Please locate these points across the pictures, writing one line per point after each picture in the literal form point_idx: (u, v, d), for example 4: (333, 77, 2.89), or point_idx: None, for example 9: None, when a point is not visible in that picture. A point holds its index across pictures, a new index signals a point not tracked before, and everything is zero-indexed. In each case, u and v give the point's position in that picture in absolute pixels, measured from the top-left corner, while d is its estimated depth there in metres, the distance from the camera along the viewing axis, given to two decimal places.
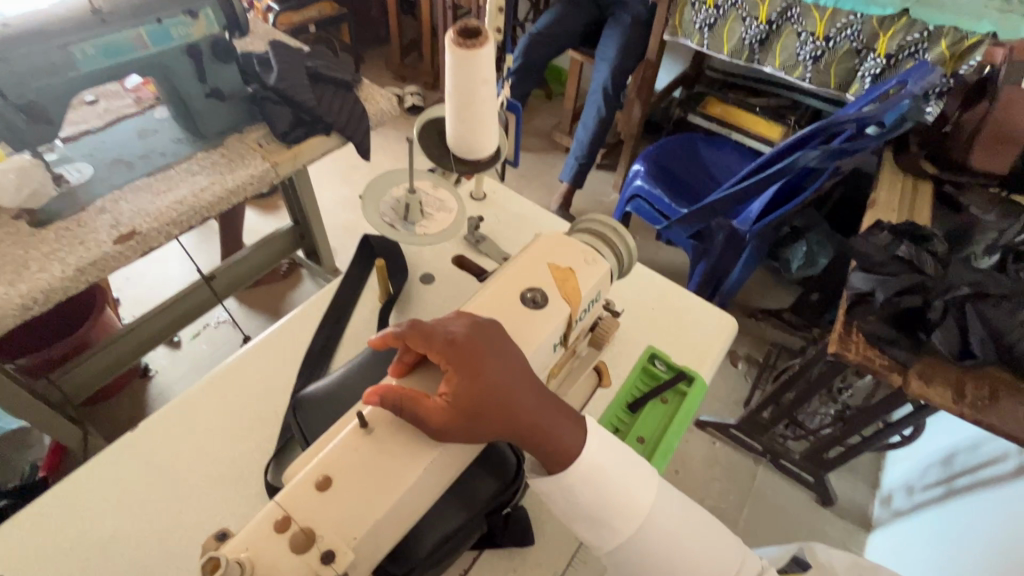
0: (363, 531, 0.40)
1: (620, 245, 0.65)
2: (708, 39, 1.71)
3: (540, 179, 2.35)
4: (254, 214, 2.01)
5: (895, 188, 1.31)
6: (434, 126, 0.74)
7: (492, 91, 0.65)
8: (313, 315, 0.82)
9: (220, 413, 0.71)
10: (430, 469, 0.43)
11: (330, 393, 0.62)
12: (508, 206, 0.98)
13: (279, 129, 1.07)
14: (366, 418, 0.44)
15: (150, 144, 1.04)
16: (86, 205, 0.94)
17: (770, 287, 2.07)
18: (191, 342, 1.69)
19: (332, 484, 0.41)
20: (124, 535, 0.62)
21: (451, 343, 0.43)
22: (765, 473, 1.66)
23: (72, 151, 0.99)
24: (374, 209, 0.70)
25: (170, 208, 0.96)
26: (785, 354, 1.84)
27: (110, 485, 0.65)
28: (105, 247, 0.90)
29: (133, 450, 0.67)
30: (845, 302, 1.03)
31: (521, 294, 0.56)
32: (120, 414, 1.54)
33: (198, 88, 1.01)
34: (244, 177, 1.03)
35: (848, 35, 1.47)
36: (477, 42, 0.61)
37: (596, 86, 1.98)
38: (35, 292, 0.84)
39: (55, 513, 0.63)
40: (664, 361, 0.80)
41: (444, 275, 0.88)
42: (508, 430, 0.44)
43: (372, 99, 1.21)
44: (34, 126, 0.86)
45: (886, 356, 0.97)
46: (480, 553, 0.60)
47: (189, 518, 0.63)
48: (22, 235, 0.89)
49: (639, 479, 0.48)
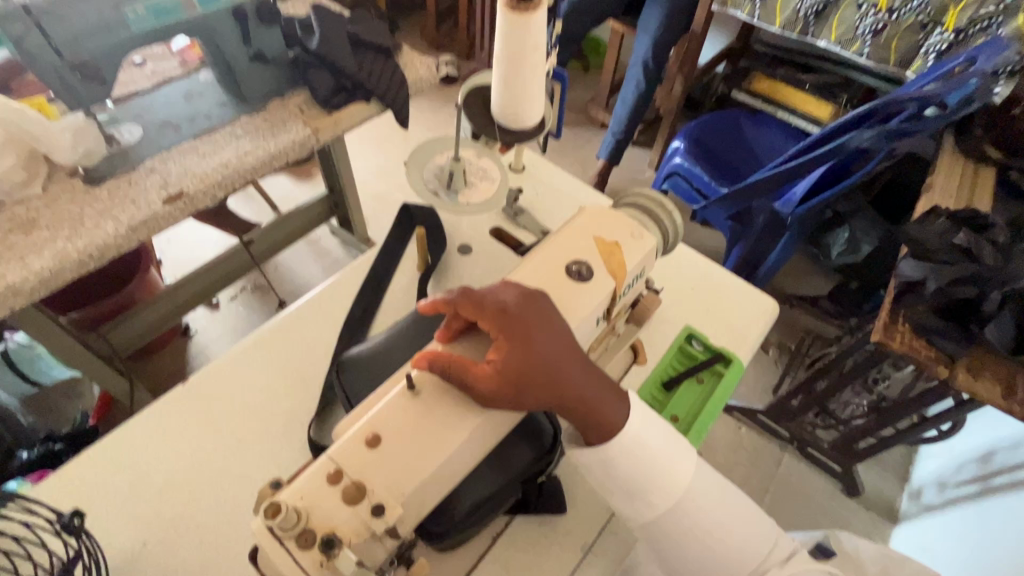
0: (411, 488, 0.41)
1: (666, 221, 0.64)
2: (759, 10, 1.63)
3: (574, 154, 2.31)
4: (289, 181, 2.03)
5: (954, 174, 1.24)
6: (479, 93, 0.73)
7: (541, 58, 0.64)
8: (353, 281, 0.83)
9: (264, 372, 0.74)
10: (474, 434, 0.43)
11: (371, 356, 0.63)
12: (547, 180, 0.96)
13: (320, 95, 1.07)
14: (413, 380, 0.44)
15: (196, 106, 1.05)
16: (137, 165, 0.96)
17: (807, 273, 2.01)
18: (229, 304, 1.75)
19: (381, 442, 0.42)
20: (176, 481, 0.65)
21: (503, 311, 0.43)
22: (791, 460, 1.64)
23: (121, 112, 1.01)
24: (419, 178, 0.71)
25: (215, 169, 0.98)
26: (819, 342, 1.80)
27: (163, 435, 0.68)
28: (155, 207, 0.92)
29: (182, 403, 0.70)
30: (893, 290, 0.99)
31: (566, 266, 0.56)
32: (162, 370, 1.61)
33: (242, 49, 1.01)
34: (286, 142, 1.04)
35: (915, 7, 1.39)
36: (530, 5, 0.59)
37: (637, 58, 1.91)
38: (91, 248, 0.87)
39: (114, 457, 0.66)
40: (702, 342, 0.80)
41: (481, 246, 0.88)
42: (554, 400, 0.44)
43: (411, 67, 1.20)
44: (88, 86, 0.88)
45: (933, 348, 0.94)
46: (513, 518, 0.61)
47: (237, 470, 0.66)
48: (78, 193, 0.92)
49: (679, 456, 0.48)
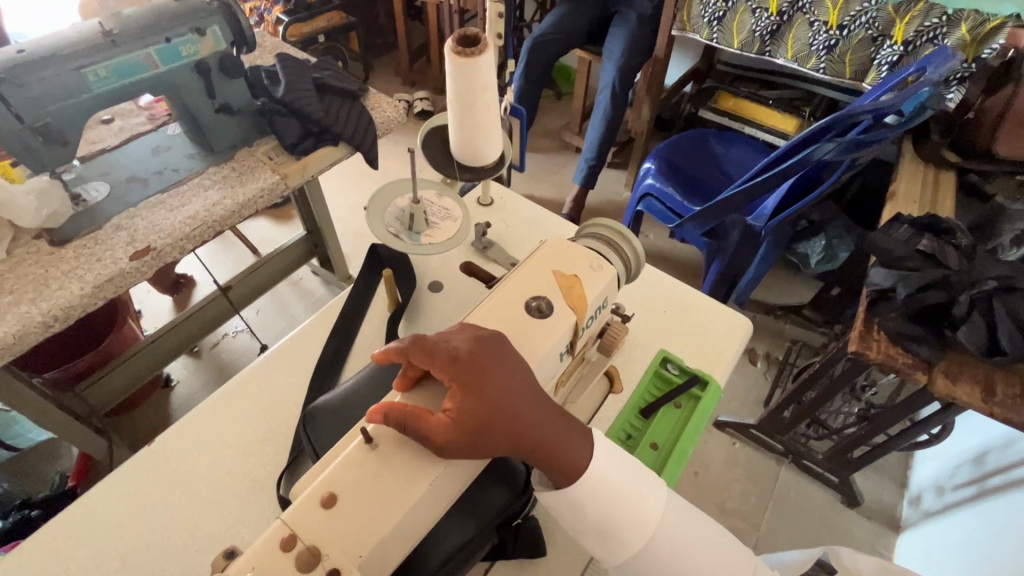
0: (368, 548, 0.39)
1: (626, 249, 0.64)
2: (717, 33, 1.68)
3: (551, 180, 2.34)
4: (269, 224, 2.04)
5: (916, 179, 1.27)
6: (438, 134, 0.75)
7: (493, 98, 0.65)
8: (324, 325, 0.83)
9: (234, 426, 0.72)
10: (433, 486, 0.42)
11: (338, 405, 0.62)
12: (516, 211, 0.98)
13: (288, 141, 1.08)
14: (370, 433, 0.44)
15: (164, 160, 1.06)
16: (103, 222, 0.96)
17: (787, 283, 2.03)
18: (210, 352, 1.73)
19: (337, 502, 0.41)
20: (142, 549, 0.63)
21: (455, 358, 0.43)
22: (788, 473, 1.62)
23: (87, 171, 1.01)
24: (379, 220, 0.70)
25: (183, 223, 0.98)
26: (806, 351, 1.80)
27: (127, 500, 0.66)
28: (122, 263, 0.91)
29: (149, 465, 0.68)
30: (865, 299, 1.01)
31: (526, 303, 0.56)
32: (143, 425, 1.58)
33: (207, 102, 1.02)
34: (255, 190, 1.05)
35: (863, 22, 1.44)
36: (476, 49, 0.61)
37: (605, 84, 1.96)
38: (55, 309, 0.86)
39: (75, 529, 0.64)
40: (677, 365, 0.79)
41: (452, 282, 0.88)
42: (513, 445, 0.43)
43: (379, 108, 1.22)
44: (51, 148, 0.88)
45: (909, 354, 0.94)
46: (491, 565, 0.60)
47: (206, 532, 0.64)
48: (43, 254, 0.92)
49: (646, 492, 0.47)
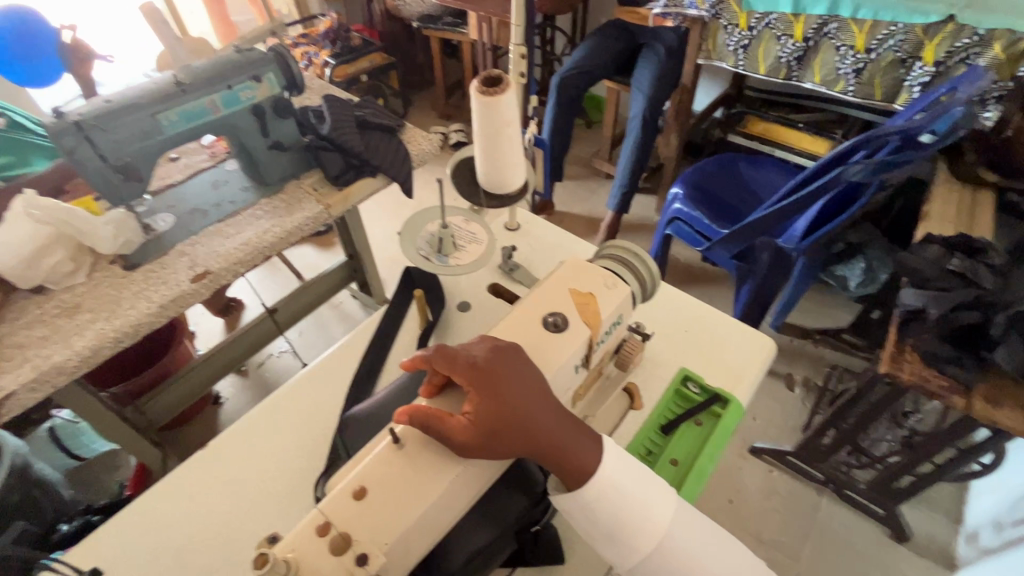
0: (394, 537, 0.43)
1: (641, 269, 0.68)
2: (743, 60, 1.72)
3: (581, 205, 2.39)
4: (313, 251, 2.16)
5: (952, 199, 1.25)
6: (466, 165, 0.81)
7: (516, 131, 0.71)
8: (360, 342, 0.89)
9: (277, 433, 0.78)
10: (453, 484, 0.46)
11: (371, 414, 0.67)
12: (541, 236, 1.02)
13: (332, 173, 1.18)
14: (397, 433, 0.48)
15: (221, 193, 1.17)
16: (168, 249, 1.07)
17: (825, 306, 1.99)
18: (256, 371, 1.83)
19: (367, 494, 0.45)
20: (193, 544, 0.68)
21: (475, 365, 0.47)
22: (829, 504, 1.56)
23: (156, 204, 1.13)
24: (411, 243, 0.76)
25: (237, 249, 1.07)
26: (846, 377, 1.75)
27: (181, 499, 0.72)
28: (184, 285, 1.01)
29: (202, 468, 0.75)
30: (896, 320, 0.99)
31: (543, 318, 0.60)
32: (193, 439, 1.68)
33: (261, 140, 1.12)
34: (301, 219, 1.14)
35: (891, 45, 1.45)
36: (498, 89, 0.67)
37: (633, 113, 2.01)
38: (126, 327, 0.95)
39: (135, 524, 0.70)
40: (698, 384, 0.81)
41: (479, 302, 0.93)
42: (528, 446, 0.47)
43: (415, 141, 1.31)
44: (127, 183, 0.99)
45: (944, 377, 0.92)
46: (511, 571, 0.62)
47: (251, 530, 0.69)
48: (117, 277, 1.02)
49: (656, 499, 0.49)
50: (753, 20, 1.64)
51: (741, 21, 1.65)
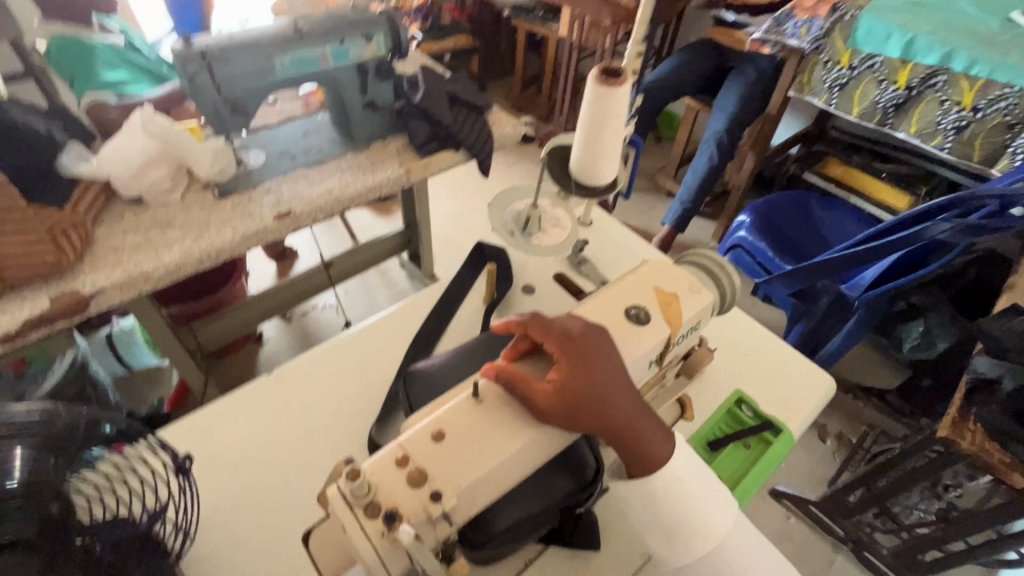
0: (467, 482, 0.45)
1: (725, 281, 0.68)
2: (837, 99, 1.68)
3: (638, 218, 2.37)
4: (370, 214, 2.22)
5: None
6: (561, 151, 0.81)
7: (621, 125, 0.71)
8: (424, 305, 0.91)
9: (337, 374, 0.81)
10: (526, 445, 0.48)
11: (436, 372, 0.69)
12: (613, 236, 1.03)
13: (416, 140, 1.21)
14: (479, 388, 0.50)
15: (311, 142, 1.22)
16: (257, 185, 1.12)
17: (873, 365, 1.92)
18: (300, 319, 1.90)
19: (445, 438, 0.47)
20: (248, 459, 0.72)
21: (568, 336, 0.49)
22: (844, 563, 1.52)
23: (251, 141, 1.19)
24: (499, 217, 0.79)
25: (319, 196, 1.12)
26: (883, 439, 1.69)
27: (245, 417, 0.76)
28: (267, 221, 1.06)
29: (265, 392, 0.79)
30: (962, 386, 0.96)
31: (626, 309, 0.60)
32: (233, 371, 1.75)
33: (358, 96, 1.16)
34: (382, 179, 1.17)
35: (1001, 108, 1.38)
36: (616, 81, 0.68)
37: (710, 134, 1.98)
38: (210, 249, 1.01)
39: (200, 431, 0.74)
40: (753, 408, 0.80)
41: (544, 288, 0.94)
42: (604, 425, 0.47)
43: (498, 124, 1.33)
44: (234, 117, 1.05)
45: (1007, 453, 0.88)
46: (545, 548, 0.63)
47: (304, 459, 0.72)
48: (207, 203, 1.08)
49: (719, 506, 0.50)
50: (856, 60, 1.60)
51: (843, 59, 1.62)
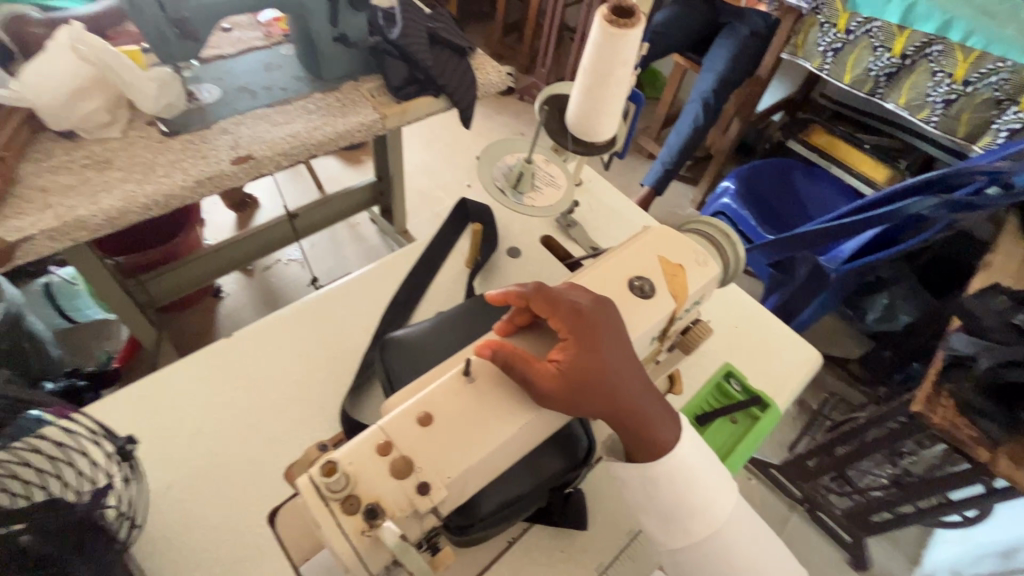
0: (458, 471, 0.40)
1: (729, 252, 0.63)
2: (830, 64, 1.64)
3: (618, 179, 2.32)
4: (338, 164, 2.08)
5: (1015, 254, 1.19)
6: (557, 101, 0.74)
7: (628, 74, 0.64)
8: (400, 266, 0.84)
9: (304, 339, 0.74)
10: (523, 429, 0.43)
11: (416, 341, 0.64)
12: (604, 198, 0.97)
13: (393, 83, 1.10)
14: (470, 365, 0.44)
15: (273, 77, 1.09)
16: (211, 123, 1.00)
17: (837, 334, 1.97)
18: (262, 273, 1.78)
19: (433, 422, 0.42)
20: (207, 430, 0.65)
21: (575, 312, 0.43)
22: (798, 521, 1.59)
23: (203, 72, 1.05)
24: (488, 171, 0.71)
25: (283, 139, 1.01)
26: (843, 406, 1.76)
27: (200, 385, 0.69)
28: (223, 165, 0.95)
29: (224, 357, 0.71)
30: (938, 362, 0.97)
31: (629, 280, 0.55)
32: (189, 326, 1.65)
33: (328, 29, 1.03)
34: (354, 123, 1.06)
35: (992, 83, 1.37)
36: (628, 23, 0.60)
37: (698, 94, 1.91)
38: (158, 195, 0.90)
39: (150, 398, 0.67)
40: (740, 382, 0.78)
41: (530, 251, 0.88)
42: (610, 409, 0.43)
43: (482, 70, 1.23)
44: (182, 42, 0.91)
45: (975, 428, 0.90)
46: (531, 526, 0.61)
47: (268, 430, 0.66)
48: (153, 141, 0.96)
49: (720, 488, 0.47)
50: (854, 24, 1.54)
51: (840, 22, 1.56)
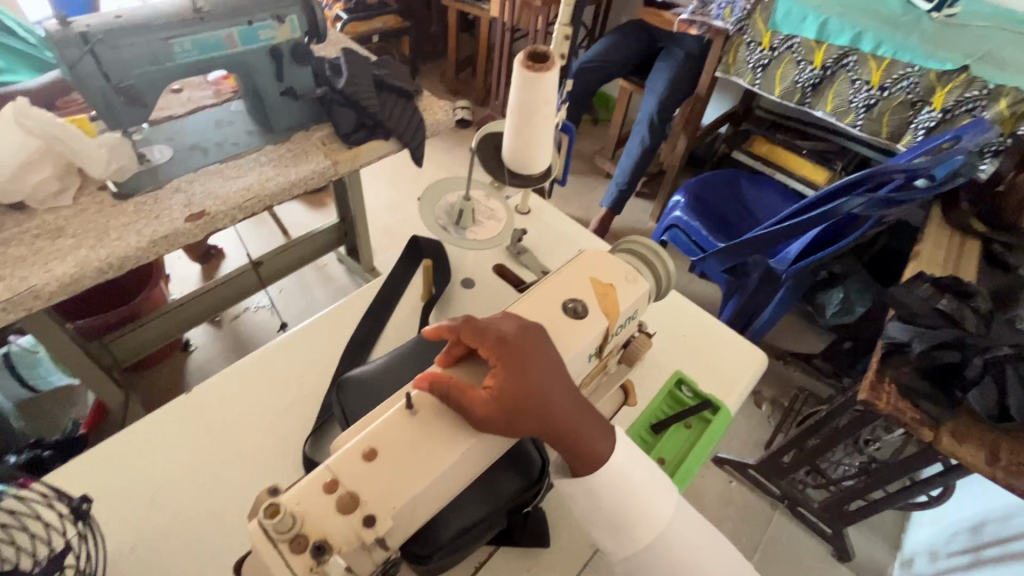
0: (403, 501, 0.42)
1: (660, 267, 0.68)
2: (760, 79, 1.74)
3: (579, 200, 2.39)
4: (302, 208, 2.10)
5: (941, 242, 1.28)
6: (492, 140, 0.78)
7: (551, 112, 0.69)
8: (358, 307, 0.87)
9: (264, 388, 0.76)
10: (465, 455, 0.45)
11: (372, 379, 0.66)
12: (552, 223, 1.02)
13: (343, 130, 1.13)
14: (412, 399, 0.47)
15: (224, 134, 1.12)
16: (164, 183, 1.02)
17: (801, 332, 2.04)
18: (231, 323, 1.78)
19: (377, 456, 0.44)
20: (170, 489, 0.66)
21: (503, 340, 0.47)
22: (781, 518, 1.62)
23: (154, 134, 1.07)
24: (430, 212, 0.76)
25: (237, 193, 1.03)
26: (812, 400, 1.81)
27: (160, 443, 0.69)
28: (178, 223, 0.97)
29: (184, 413, 0.72)
30: (879, 351, 1.02)
31: (563, 303, 0.59)
32: (157, 384, 1.62)
33: (275, 84, 1.08)
34: (307, 172, 1.10)
35: (905, 86, 1.47)
36: (543, 66, 0.66)
37: (644, 115, 2.00)
38: (112, 258, 0.91)
39: (110, 462, 0.67)
40: (691, 388, 0.82)
41: (483, 281, 0.92)
42: (544, 427, 0.46)
43: (430, 110, 1.28)
44: (130, 108, 0.94)
45: (919, 411, 0.95)
46: (496, 549, 0.62)
47: (231, 482, 0.67)
48: (106, 206, 0.97)
49: (660, 493, 0.50)
50: (776, 41, 1.65)
51: (764, 40, 1.67)
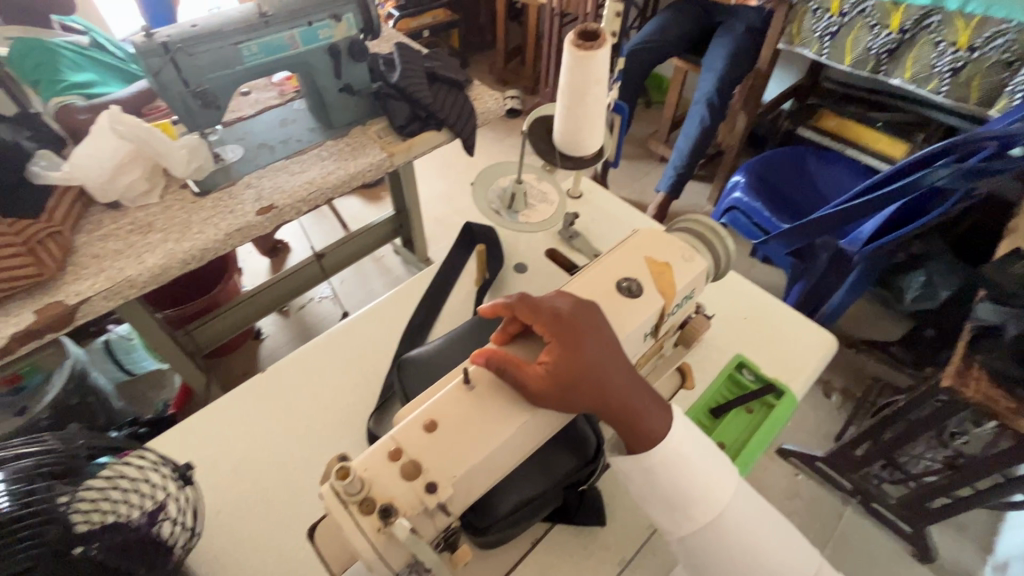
0: (462, 471, 0.44)
1: (718, 245, 0.66)
2: (829, 48, 1.64)
3: (631, 186, 2.34)
4: (361, 203, 2.19)
5: None
6: (544, 123, 0.78)
7: (603, 91, 0.68)
8: (415, 292, 0.90)
9: (330, 368, 0.80)
10: (521, 429, 0.46)
11: (429, 359, 0.68)
12: (604, 206, 1.01)
13: (397, 123, 1.17)
14: (469, 375, 0.49)
15: (289, 131, 1.18)
16: (237, 180, 1.09)
17: (875, 318, 1.91)
18: (297, 313, 1.88)
19: (438, 428, 0.46)
20: (250, 459, 0.71)
21: (556, 316, 0.47)
22: (853, 515, 1.53)
23: (227, 135, 1.15)
24: (482, 196, 0.77)
25: (301, 187, 1.09)
26: (889, 390, 1.69)
27: (240, 418, 0.75)
28: (250, 217, 1.04)
29: (261, 390, 0.78)
30: (966, 335, 0.95)
31: (618, 282, 0.59)
32: (234, 369, 1.75)
33: (333, 82, 1.12)
34: (364, 165, 1.14)
35: (998, 46, 1.33)
36: (593, 44, 0.65)
37: (701, 94, 1.93)
38: (194, 250, 0.99)
39: (199, 434, 0.74)
40: (753, 371, 0.79)
41: (536, 266, 0.92)
42: (599, 403, 0.47)
43: (480, 99, 1.30)
44: (205, 110, 1.01)
45: (1014, 399, 0.87)
46: (552, 526, 0.63)
47: (304, 455, 0.72)
48: (188, 202, 1.06)
49: (718, 473, 0.49)
50: (847, 6, 1.54)
51: (833, 6, 1.56)
